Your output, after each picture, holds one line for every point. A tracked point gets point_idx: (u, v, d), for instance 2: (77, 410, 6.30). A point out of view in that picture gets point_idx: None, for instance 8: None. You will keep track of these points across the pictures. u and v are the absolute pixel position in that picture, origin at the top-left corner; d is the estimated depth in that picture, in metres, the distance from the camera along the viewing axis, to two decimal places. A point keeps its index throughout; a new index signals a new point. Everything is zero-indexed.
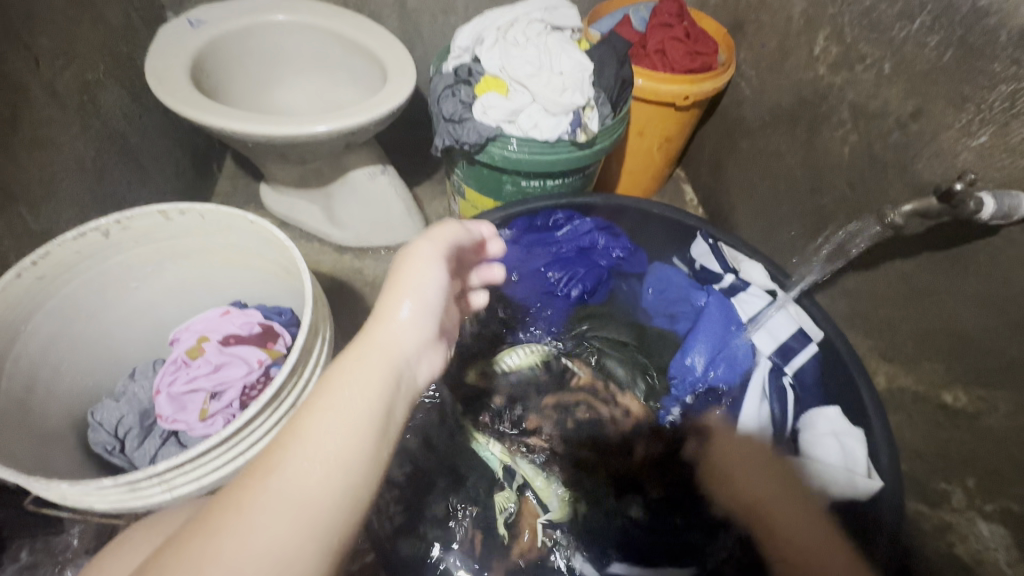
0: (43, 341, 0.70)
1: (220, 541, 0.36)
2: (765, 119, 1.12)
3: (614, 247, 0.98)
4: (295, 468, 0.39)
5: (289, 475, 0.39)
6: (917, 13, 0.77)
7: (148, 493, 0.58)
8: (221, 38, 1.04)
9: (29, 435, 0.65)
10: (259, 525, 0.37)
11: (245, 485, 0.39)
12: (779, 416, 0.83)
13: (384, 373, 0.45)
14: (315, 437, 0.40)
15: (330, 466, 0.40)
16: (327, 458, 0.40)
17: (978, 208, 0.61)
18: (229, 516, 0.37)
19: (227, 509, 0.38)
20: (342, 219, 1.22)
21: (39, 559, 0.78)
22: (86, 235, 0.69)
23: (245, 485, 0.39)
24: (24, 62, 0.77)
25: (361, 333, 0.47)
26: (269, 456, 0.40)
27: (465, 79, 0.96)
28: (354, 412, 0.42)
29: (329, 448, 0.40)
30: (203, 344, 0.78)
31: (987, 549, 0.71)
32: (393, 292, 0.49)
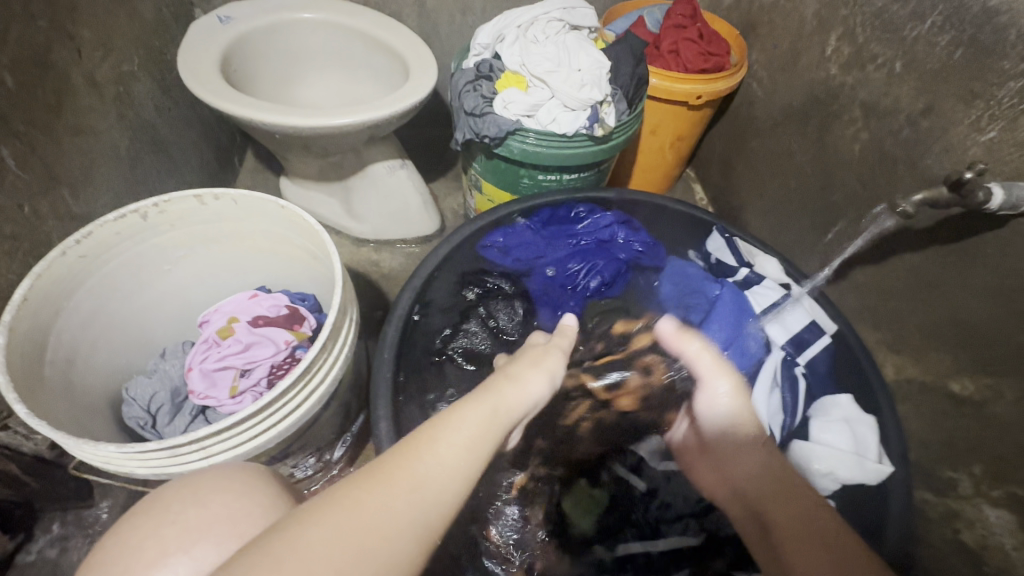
0: (83, 318, 0.73)
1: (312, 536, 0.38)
2: (776, 119, 1.14)
3: (633, 240, 1.01)
4: (418, 473, 0.44)
5: (410, 488, 0.43)
6: (927, 13, 0.79)
7: (187, 459, 0.60)
8: (249, 33, 1.07)
9: (72, 405, 0.68)
10: (380, 520, 0.40)
11: (374, 478, 0.43)
12: (790, 403, 0.84)
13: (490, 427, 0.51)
14: (442, 451, 0.46)
15: (441, 491, 0.44)
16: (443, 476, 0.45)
17: (987, 199, 0.64)
18: (310, 516, 0.39)
19: (360, 488, 0.42)
20: (359, 212, 1.25)
21: (70, 531, 0.82)
22: (126, 216, 0.72)
23: (350, 497, 0.41)
24: (68, 52, 0.80)
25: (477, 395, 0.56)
26: (379, 474, 0.43)
27: (485, 74, 0.99)
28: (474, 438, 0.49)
29: (425, 484, 0.44)
30: (234, 324, 0.81)
31: (993, 533, 0.72)
32: (522, 368, 0.62)
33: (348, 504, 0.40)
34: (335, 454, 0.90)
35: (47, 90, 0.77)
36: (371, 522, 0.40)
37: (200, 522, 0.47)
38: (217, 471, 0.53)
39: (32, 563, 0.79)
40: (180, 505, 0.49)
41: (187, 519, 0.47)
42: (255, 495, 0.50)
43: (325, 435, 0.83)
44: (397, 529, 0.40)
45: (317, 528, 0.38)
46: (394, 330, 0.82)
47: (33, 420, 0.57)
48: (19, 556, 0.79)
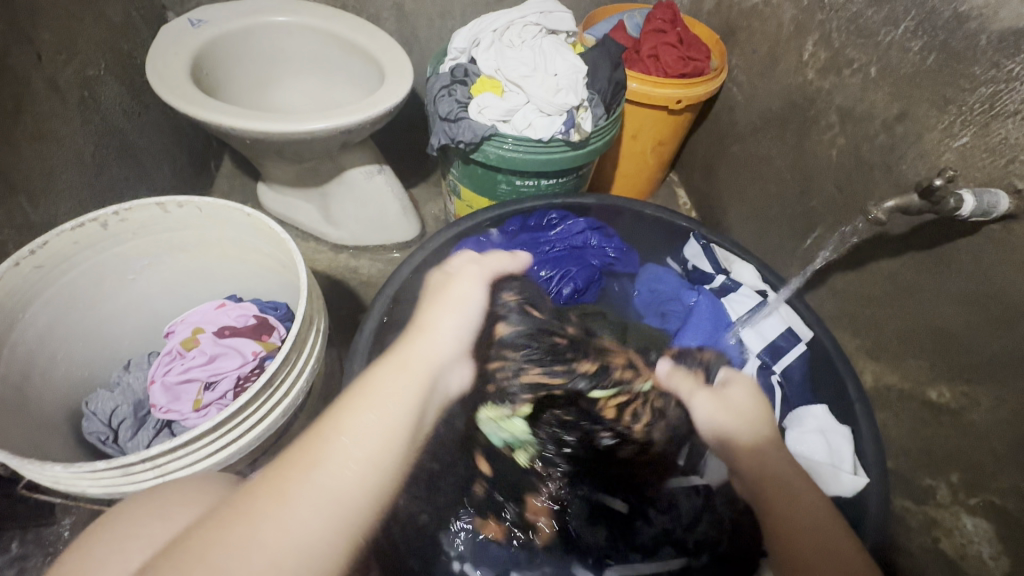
0: (40, 330, 0.70)
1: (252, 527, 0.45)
2: (755, 124, 1.14)
3: (607, 245, 1.00)
4: (325, 468, 0.50)
5: (329, 482, 0.49)
6: (901, 19, 0.79)
7: (142, 478, 0.58)
8: (221, 37, 1.05)
9: (25, 421, 0.66)
10: (303, 514, 0.47)
11: (289, 472, 0.50)
12: (769, 412, 0.82)
13: (422, 384, 0.62)
14: (362, 425, 0.54)
15: (356, 482, 0.51)
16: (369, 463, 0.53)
17: (958, 205, 0.63)
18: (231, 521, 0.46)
19: (277, 476, 0.49)
20: (337, 218, 1.23)
21: (30, 551, 0.79)
22: (85, 226, 0.69)
23: (276, 491, 0.48)
24: (27, 56, 0.78)
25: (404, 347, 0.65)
26: (307, 454, 0.51)
27: (461, 79, 0.98)
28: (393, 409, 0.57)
29: (354, 462, 0.52)
30: (198, 336, 0.79)
31: (971, 542, 0.72)
32: (437, 313, 0.70)
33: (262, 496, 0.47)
34: None
35: (4, 96, 0.74)
36: (312, 503, 0.48)
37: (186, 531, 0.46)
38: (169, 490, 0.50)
39: None
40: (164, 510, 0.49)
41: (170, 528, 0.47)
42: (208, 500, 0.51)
43: None
44: (314, 514, 0.47)
45: (227, 537, 0.44)
46: (363, 343, 0.79)
47: None
48: None
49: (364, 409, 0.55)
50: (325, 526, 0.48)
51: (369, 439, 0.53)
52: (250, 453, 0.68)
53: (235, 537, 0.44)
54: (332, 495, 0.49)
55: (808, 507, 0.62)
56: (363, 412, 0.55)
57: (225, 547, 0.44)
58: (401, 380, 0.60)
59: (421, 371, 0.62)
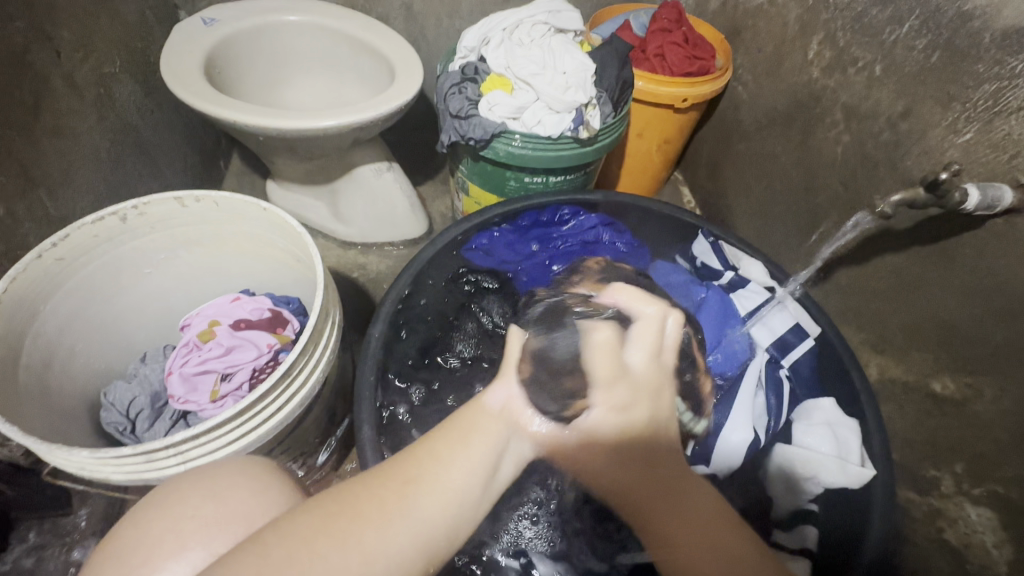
0: (60, 322, 0.72)
1: (360, 539, 0.39)
2: (760, 122, 1.15)
3: (618, 241, 1.01)
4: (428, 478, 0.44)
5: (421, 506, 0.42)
6: (905, 17, 0.80)
7: (165, 465, 0.59)
8: (234, 35, 1.07)
9: (48, 411, 0.67)
10: (398, 541, 0.40)
11: (381, 506, 0.42)
12: (774, 405, 0.85)
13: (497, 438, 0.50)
14: (451, 464, 0.46)
15: (453, 497, 0.44)
16: (457, 504, 0.44)
17: (963, 199, 0.64)
18: (361, 513, 0.41)
19: (369, 511, 0.41)
20: (346, 215, 1.24)
21: (48, 540, 0.81)
22: (105, 219, 0.71)
23: (395, 491, 0.43)
24: (47, 53, 0.79)
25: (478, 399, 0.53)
26: (419, 469, 0.45)
27: (471, 77, 1.00)
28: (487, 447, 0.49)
29: (457, 491, 0.45)
30: (214, 328, 0.80)
31: (975, 531, 0.73)
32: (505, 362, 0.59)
33: (392, 505, 0.42)
34: (319, 459, 0.89)
35: (24, 92, 0.76)
36: (421, 532, 0.42)
37: (221, 516, 0.47)
38: (197, 469, 0.52)
39: (8, 573, 0.78)
40: (197, 498, 0.48)
41: (205, 513, 0.47)
42: (272, 493, 0.49)
43: (310, 439, 0.83)
44: (405, 537, 0.41)
45: (346, 536, 0.39)
46: (377, 335, 0.81)
47: (5, 425, 0.56)
48: None
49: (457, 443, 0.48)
50: (413, 543, 0.41)
51: (466, 474, 0.45)
52: (266, 443, 0.69)
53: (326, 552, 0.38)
54: (426, 514, 0.42)
55: (699, 492, 0.51)
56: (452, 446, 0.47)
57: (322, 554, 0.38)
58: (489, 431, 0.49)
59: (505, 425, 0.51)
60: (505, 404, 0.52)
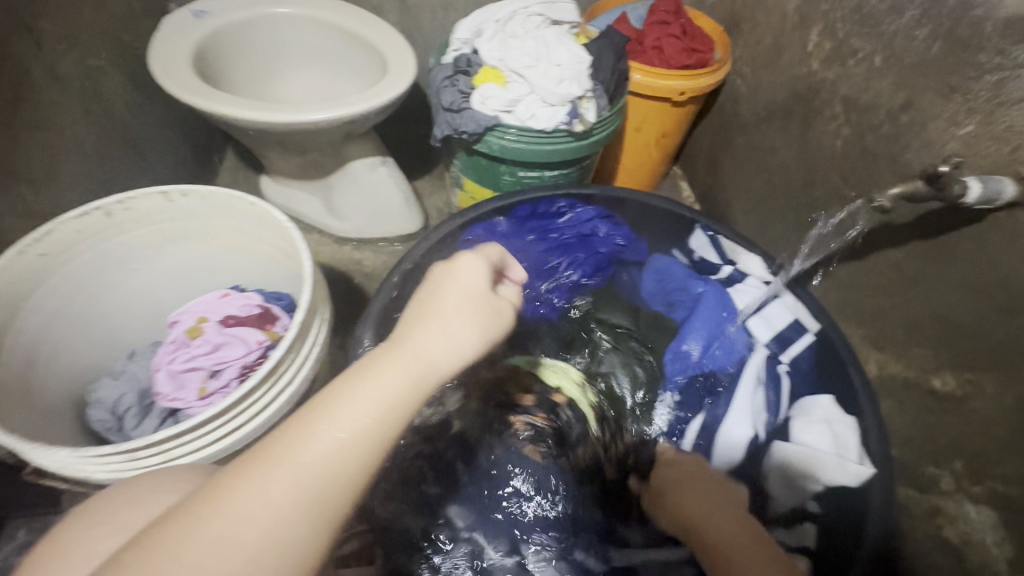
0: (44, 319, 0.71)
1: (225, 504, 0.37)
2: (759, 115, 1.14)
3: (615, 234, 0.99)
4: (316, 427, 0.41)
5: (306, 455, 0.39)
6: (906, 7, 0.78)
7: (147, 463, 0.58)
8: (223, 28, 1.05)
9: (31, 408, 0.66)
10: (274, 498, 0.37)
11: (250, 465, 0.39)
12: (773, 401, 0.86)
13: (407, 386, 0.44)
14: (342, 419, 0.41)
15: (346, 442, 0.41)
16: (345, 449, 0.40)
17: (963, 192, 0.63)
18: (234, 477, 0.38)
19: (240, 476, 0.38)
20: (340, 210, 1.23)
21: (36, 539, 0.80)
22: (88, 214, 0.69)
23: (267, 453, 0.40)
24: (29, 45, 0.78)
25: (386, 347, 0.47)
26: (298, 426, 0.41)
27: (464, 70, 0.98)
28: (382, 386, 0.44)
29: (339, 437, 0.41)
30: (203, 325, 0.79)
31: (974, 530, 0.72)
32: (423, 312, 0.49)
33: (265, 462, 0.39)
34: None
35: (6, 84, 0.74)
36: (303, 479, 0.39)
37: None
38: (177, 469, 0.51)
39: None
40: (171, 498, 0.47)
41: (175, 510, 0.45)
42: None
43: None
44: (288, 488, 0.38)
45: (212, 507, 0.37)
46: (367, 332, 0.79)
47: None
48: None
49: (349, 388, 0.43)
50: (301, 492, 0.38)
51: (354, 425, 0.41)
52: (254, 440, 0.68)
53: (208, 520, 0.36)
54: (304, 464, 0.39)
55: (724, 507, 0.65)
56: (347, 392, 0.43)
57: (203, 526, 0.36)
58: (394, 371, 0.44)
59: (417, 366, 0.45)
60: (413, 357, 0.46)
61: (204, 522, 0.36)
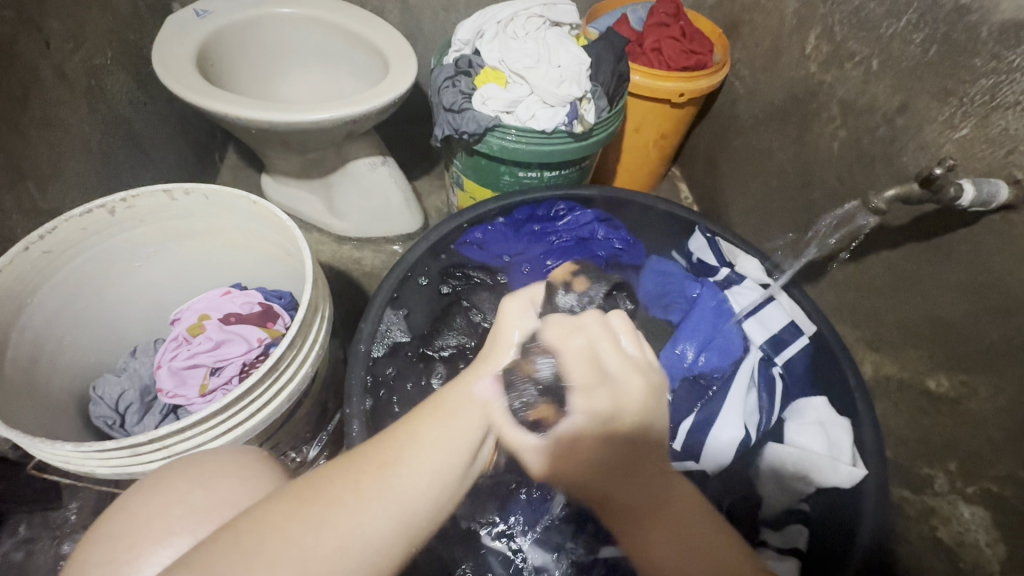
0: (47, 316, 0.71)
1: (333, 511, 0.39)
2: (757, 117, 1.14)
3: (614, 238, 1.01)
4: (408, 451, 0.44)
5: (403, 473, 0.42)
6: (903, 11, 0.79)
7: (150, 459, 0.59)
8: (226, 28, 1.06)
9: (35, 403, 0.67)
10: (368, 511, 0.40)
11: (352, 471, 0.42)
12: (767, 404, 0.84)
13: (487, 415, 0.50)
14: (430, 435, 0.46)
15: (436, 477, 0.43)
16: (438, 476, 0.44)
17: (958, 194, 0.64)
18: (338, 480, 0.41)
19: (340, 482, 0.41)
20: (341, 209, 1.24)
21: (39, 533, 0.80)
22: (92, 211, 0.70)
23: (361, 460, 0.43)
24: (35, 44, 0.79)
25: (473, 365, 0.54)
26: (393, 439, 0.45)
27: (465, 70, 0.99)
28: (461, 411, 0.49)
29: (432, 460, 0.44)
30: (204, 321, 0.80)
31: (968, 530, 0.73)
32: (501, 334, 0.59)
33: (363, 471, 0.42)
34: (311, 453, 0.89)
35: (12, 83, 0.75)
36: (394, 505, 0.41)
37: (199, 505, 0.46)
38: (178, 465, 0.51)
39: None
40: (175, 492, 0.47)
41: (179, 503, 0.46)
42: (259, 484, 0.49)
43: (300, 434, 0.82)
44: (384, 512, 0.40)
45: (305, 516, 0.39)
46: (370, 321, 0.79)
47: None
48: None
49: (433, 415, 0.48)
50: (398, 513, 0.41)
51: (440, 457, 0.44)
52: (256, 437, 0.68)
53: (308, 523, 0.38)
54: (409, 487, 0.42)
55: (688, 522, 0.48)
56: (433, 419, 0.47)
57: (303, 524, 0.38)
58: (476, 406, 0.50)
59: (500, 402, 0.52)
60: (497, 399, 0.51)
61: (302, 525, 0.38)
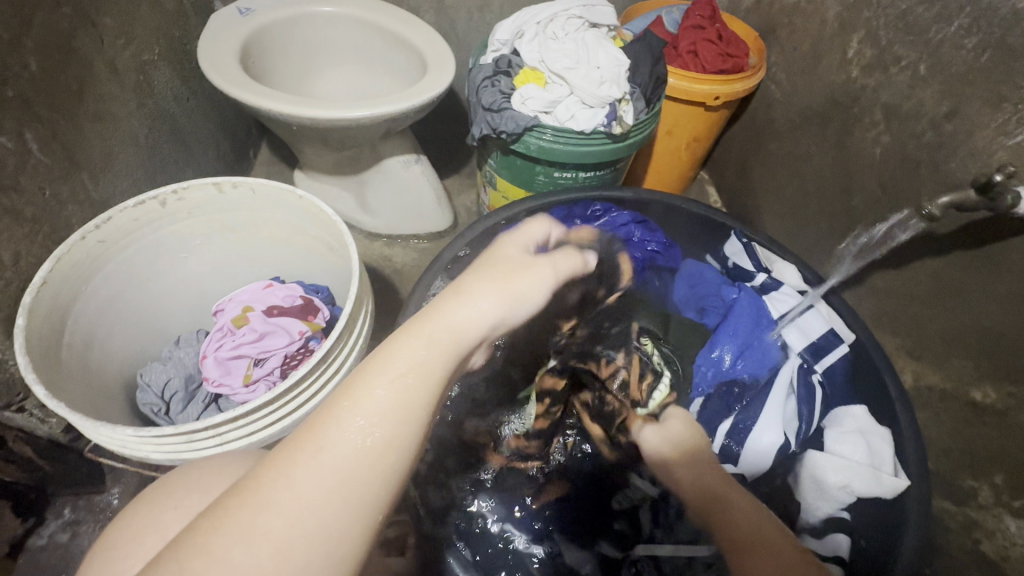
0: (99, 304, 0.73)
1: (267, 505, 0.36)
2: (794, 121, 1.13)
3: (650, 239, 0.98)
4: (358, 429, 0.39)
5: (345, 442, 0.39)
6: (954, 16, 0.78)
7: (202, 446, 0.60)
8: (268, 26, 1.08)
9: (88, 389, 0.69)
10: (311, 490, 0.37)
11: (292, 450, 0.39)
12: (807, 413, 0.83)
13: (440, 366, 0.44)
14: (375, 402, 0.41)
15: (377, 445, 0.40)
16: (385, 440, 0.40)
17: (1015, 202, 0.63)
18: (279, 463, 0.38)
19: (278, 462, 0.38)
20: (373, 206, 1.25)
21: (82, 516, 0.82)
22: (145, 203, 0.72)
23: (301, 439, 0.40)
24: (91, 39, 0.81)
25: (418, 320, 0.47)
26: (329, 412, 0.41)
27: (504, 70, 0.99)
28: (413, 373, 0.43)
29: (375, 431, 0.40)
30: (248, 314, 0.81)
31: (1015, 544, 0.72)
32: (459, 296, 0.48)
33: (306, 449, 0.39)
34: None
35: (70, 76, 0.77)
36: (337, 479, 0.38)
37: None
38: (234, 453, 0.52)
39: (44, 547, 0.80)
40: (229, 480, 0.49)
41: None
42: None
43: None
44: (327, 491, 0.37)
45: (238, 513, 0.36)
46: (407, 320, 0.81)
47: (52, 401, 0.57)
48: (30, 540, 0.80)
49: (378, 376, 0.43)
50: (340, 492, 0.37)
51: (387, 424, 0.40)
52: (300, 428, 0.69)
53: (240, 521, 0.36)
54: (345, 452, 0.39)
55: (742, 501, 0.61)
56: (377, 380, 0.42)
57: (235, 525, 0.35)
58: (431, 364, 0.44)
59: (454, 349, 0.46)
60: (456, 330, 0.46)
61: (239, 521, 0.35)
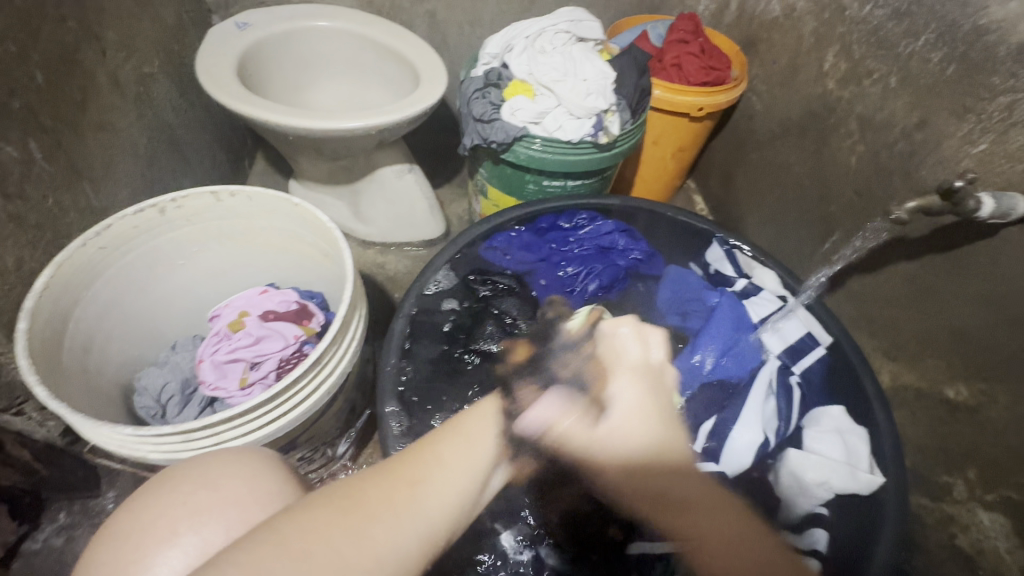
0: (98, 309, 0.75)
1: (369, 525, 0.40)
2: (775, 131, 1.17)
3: (633, 248, 1.03)
4: (434, 485, 0.45)
5: (438, 479, 0.46)
6: (922, 31, 0.82)
7: (200, 445, 0.62)
8: (264, 40, 1.11)
9: (88, 391, 0.70)
10: (400, 526, 0.41)
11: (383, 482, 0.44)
12: (785, 410, 0.85)
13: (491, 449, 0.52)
14: (456, 460, 0.48)
15: (457, 497, 0.46)
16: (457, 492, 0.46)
17: (977, 206, 0.66)
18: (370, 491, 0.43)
19: (371, 488, 0.43)
20: (366, 215, 1.28)
21: (77, 520, 0.84)
22: (145, 211, 0.74)
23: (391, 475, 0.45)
24: (94, 52, 0.83)
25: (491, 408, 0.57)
26: (417, 461, 0.47)
27: (494, 83, 1.03)
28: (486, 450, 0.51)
29: (456, 486, 0.46)
30: (244, 318, 0.83)
31: (987, 537, 0.75)
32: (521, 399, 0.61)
33: (398, 486, 0.44)
34: (339, 450, 0.92)
35: (73, 88, 0.79)
36: (420, 519, 0.43)
37: (256, 494, 0.49)
38: (231, 451, 0.54)
39: (39, 551, 0.81)
40: (229, 476, 0.50)
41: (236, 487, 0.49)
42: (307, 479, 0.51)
43: (329, 431, 0.84)
44: (411, 530, 0.42)
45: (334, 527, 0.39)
46: (400, 326, 0.84)
47: (54, 402, 0.58)
48: (24, 544, 0.80)
49: (462, 443, 0.50)
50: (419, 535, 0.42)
51: (463, 481, 0.47)
52: (295, 428, 0.71)
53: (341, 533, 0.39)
54: (433, 500, 0.44)
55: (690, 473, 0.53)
56: (461, 447, 0.50)
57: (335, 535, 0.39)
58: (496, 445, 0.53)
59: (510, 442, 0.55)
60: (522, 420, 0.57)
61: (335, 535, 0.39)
